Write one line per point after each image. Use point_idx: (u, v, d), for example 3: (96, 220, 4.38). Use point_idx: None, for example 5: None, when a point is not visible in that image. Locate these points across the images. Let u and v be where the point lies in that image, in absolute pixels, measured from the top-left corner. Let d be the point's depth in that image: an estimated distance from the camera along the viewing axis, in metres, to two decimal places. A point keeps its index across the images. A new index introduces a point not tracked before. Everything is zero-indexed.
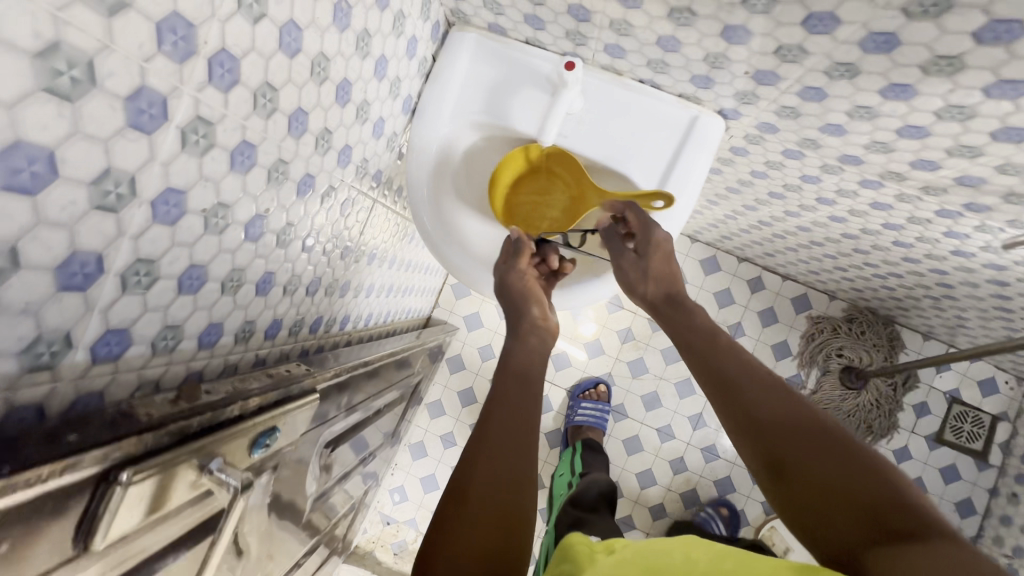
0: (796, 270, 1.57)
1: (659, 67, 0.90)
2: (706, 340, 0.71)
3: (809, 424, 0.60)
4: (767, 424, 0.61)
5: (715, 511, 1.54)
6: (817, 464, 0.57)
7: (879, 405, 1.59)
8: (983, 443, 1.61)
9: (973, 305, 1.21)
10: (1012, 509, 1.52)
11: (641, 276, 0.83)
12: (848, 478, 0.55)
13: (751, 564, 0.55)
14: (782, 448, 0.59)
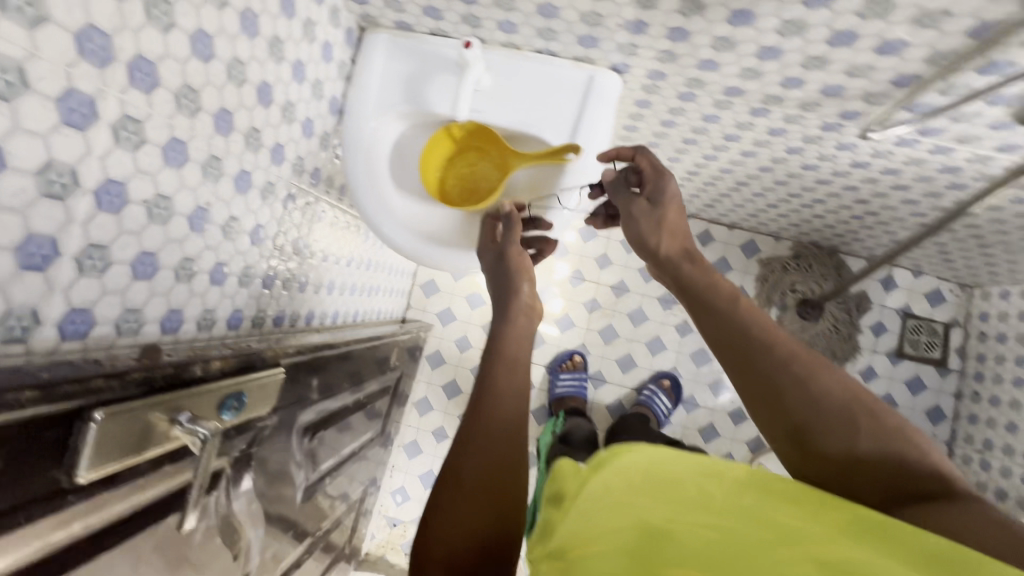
0: (739, 217, 1.65)
1: (548, 35, 0.84)
2: (726, 296, 0.66)
3: (847, 392, 0.58)
4: (807, 391, 0.58)
5: (659, 385, 1.66)
6: (859, 432, 0.56)
7: (838, 330, 1.68)
8: (941, 351, 1.70)
9: (894, 219, 1.28)
10: (976, 407, 1.61)
11: (654, 227, 0.76)
12: (886, 446, 0.55)
13: (766, 487, 0.56)
14: (817, 412, 0.57)
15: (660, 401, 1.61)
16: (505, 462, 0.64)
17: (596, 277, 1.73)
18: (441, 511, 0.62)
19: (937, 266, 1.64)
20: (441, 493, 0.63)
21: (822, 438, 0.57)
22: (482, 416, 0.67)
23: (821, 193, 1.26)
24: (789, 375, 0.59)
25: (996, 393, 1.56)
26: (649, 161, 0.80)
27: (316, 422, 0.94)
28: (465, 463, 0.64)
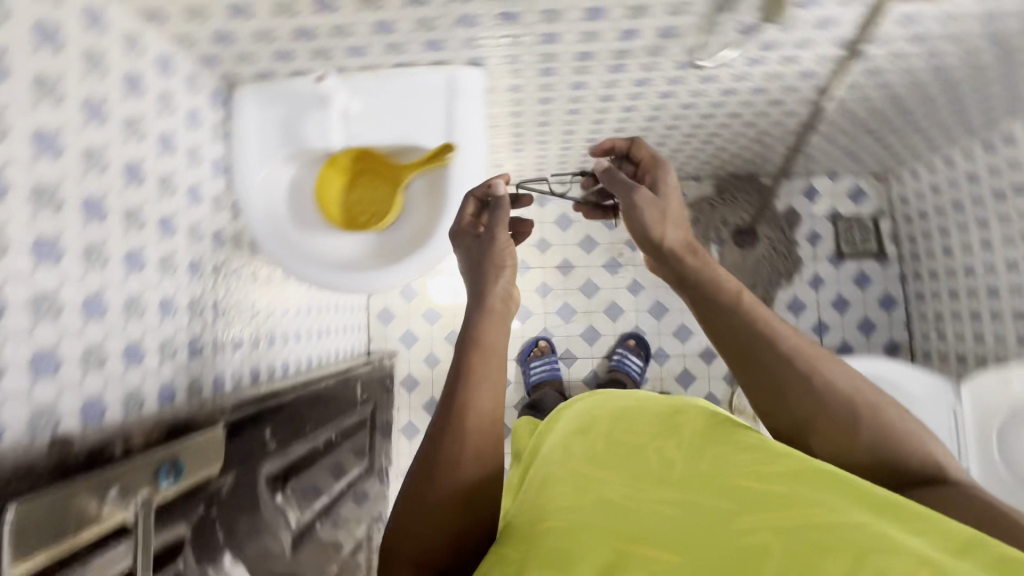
0: None
1: (397, 49, 0.88)
2: (732, 288, 0.70)
3: (849, 379, 0.63)
4: (809, 383, 0.62)
5: (625, 347, 1.73)
6: (860, 418, 0.60)
7: (777, 249, 1.76)
8: (875, 242, 1.79)
9: (785, 131, 1.35)
10: (921, 284, 1.69)
11: (659, 216, 0.79)
12: (883, 429, 0.60)
13: (731, 457, 0.62)
14: (818, 399, 0.62)
15: (631, 364, 1.68)
16: (475, 452, 0.65)
17: (540, 262, 1.76)
18: (412, 509, 0.64)
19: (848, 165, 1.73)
20: (413, 489, 0.65)
21: (820, 424, 0.61)
22: (458, 416, 0.66)
23: (712, 127, 1.33)
24: (791, 368, 0.63)
25: (933, 267, 1.65)
26: (649, 153, 0.87)
27: (286, 469, 0.95)
28: (446, 459, 0.64)
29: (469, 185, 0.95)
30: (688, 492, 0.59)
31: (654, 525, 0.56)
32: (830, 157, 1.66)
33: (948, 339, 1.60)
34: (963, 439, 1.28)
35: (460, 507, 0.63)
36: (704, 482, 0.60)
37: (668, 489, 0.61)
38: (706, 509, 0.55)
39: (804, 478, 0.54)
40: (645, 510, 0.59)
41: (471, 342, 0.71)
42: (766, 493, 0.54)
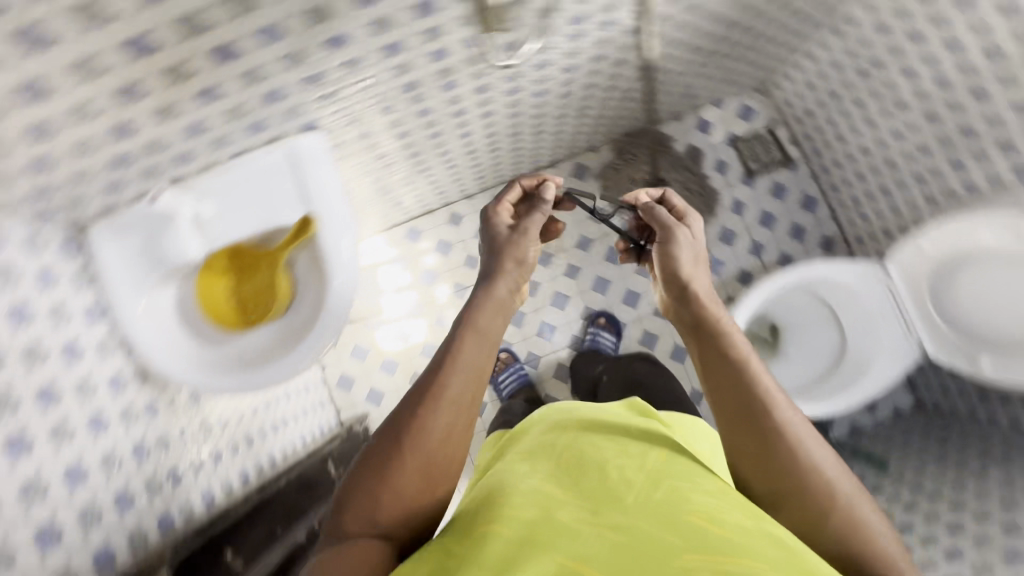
0: (549, 154, 1.71)
1: (222, 142, 0.86)
2: (739, 335, 0.82)
3: (825, 458, 0.71)
4: (790, 444, 0.72)
5: (597, 324, 1.73)
6: (824, 496, 0.69)
7: (690, 187, 1.81)
8: (779, 151, 1.83)
9: (646, 80, 1.37)
10: (833, 176, 1.73)
11: (690, 257, 0.96)
12: (847, 516, 0.68)
13: (689, 494, 0.73)
14: (792, 462, 0.71)
15: (606, 340, 1.70)
16: (447, 427, 0.78)
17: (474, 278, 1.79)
18: (379, 477, 0.76)
19: (726, 89, 1.76)
20: (381, 453, 0.77)
21: (786, 483, 0.71)
22: (435, 392, 0.79)
23: (578, 101, 1.33)
24: (776, 429, 0.73)
25: (836, 156, 1.69)
26: (687, 215, 1.05)
27: (293, 550, 0.97)
28: (424, 420, 0.78)
29: (345, 239, 0.96)
30: (644, 519, 0.69)
31: (600, 549, 0.66)
32: (705, 88, 1.69)
33: (874, 218, 1.64)
34: (907, 313, 1.28)
35: (418, 471, 0.76)
36: (659, 511, 0.70)
37: (627, 513, 0.72)
38: (656, 537, 0.66)
39: (751, 529, 0.65)
40: (602, 530, 0.69)
41: (472, 327, 0.87)
42: (712, 528, 0.65)
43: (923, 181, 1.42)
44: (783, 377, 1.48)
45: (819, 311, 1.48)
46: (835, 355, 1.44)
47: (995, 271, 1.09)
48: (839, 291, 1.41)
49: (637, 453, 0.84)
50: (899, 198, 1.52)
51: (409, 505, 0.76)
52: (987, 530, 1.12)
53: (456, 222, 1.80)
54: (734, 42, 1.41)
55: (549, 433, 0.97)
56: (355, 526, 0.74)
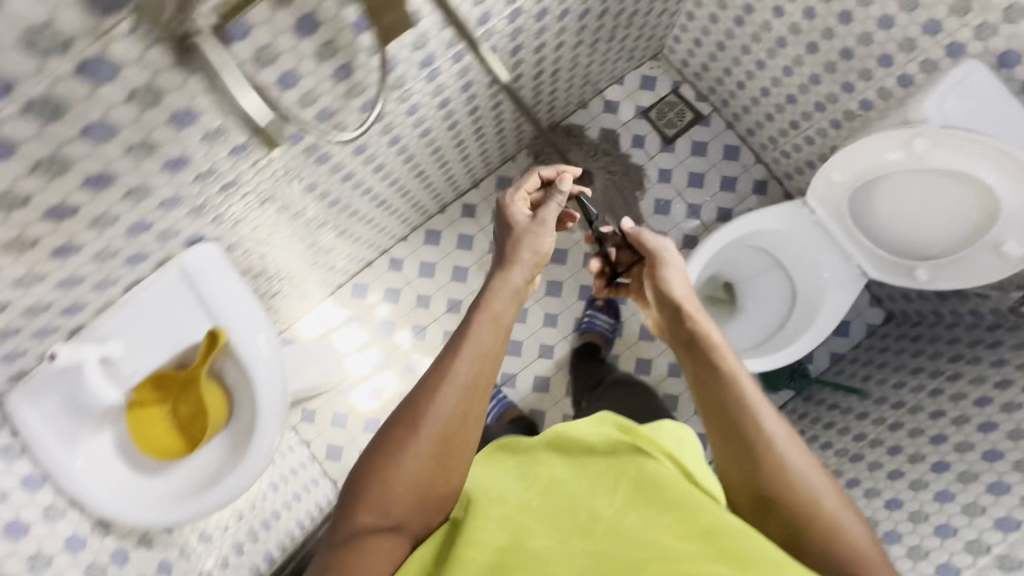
0: (466, 177, 1.71)
1: (105, 282, 0.85)
2: (729, 355, 1.03)
3: (803, 468, 0.89)
4: (774, 452, 0.90)
5: (594, 307, 1.74)
6: (802, 500, 0.86)
7: (614, 170, 1.80)
8: (690, 110, 1.82)
9: (529, 84, 1.37)
10: (745, 121, 1.74)
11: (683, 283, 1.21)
12: (824, 516, 0.85)
13: (651, 515, 0.80)
14: (775, 466, 0.89)
15: (603, 322, 1.72)
16: (465, 408, 0.89)
17: (430, 316, 1.78)
18: (395, 460, 0.84)
19: (619, 66, 1.76)
20: (399, 434, 0.86)
21: (770, 486, 0.89)
22: (453, 377, 0.90)
23: (468, 125, 1.33)
24: (763, 440, 0.92)
25: (742, 103, 1.69)
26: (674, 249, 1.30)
27: None
28: (439, 399, 0.88)
29: (259, 334, 0.96)
30: (613, 546, 0.76)
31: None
32: (597, 72, 1.69)
33: (794, 153, 1.65)
34: (835, 236, 1.27)
35: (431, 448, 0.85)
36: (628, 538, 0.77)
37: (595, 542, 0.78)
38: (630, 562, 0.72)
39: (716, 535, 0.72)
40: (572, 559, 0.75)
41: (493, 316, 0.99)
42: (705, 528, 0.74)
43: (823, 108, 1.43)
44: (745, 333, 1.46)
45: (762, 259, 1.45)
46: (789, 298, 1.41)
47: (906, 189, 1.09)
48: (772, 239, 1.36)
49: (601, 483, 0.90)
50: (808, 129, 1.53)
51: (420, 490, 0.84)
52: (968, 434, 1.12)
53: (397, 268, 1.80)
54: (604, 27, 1.41)
55: (509, 464, 1.02)
56: (368, 515, 0.81)
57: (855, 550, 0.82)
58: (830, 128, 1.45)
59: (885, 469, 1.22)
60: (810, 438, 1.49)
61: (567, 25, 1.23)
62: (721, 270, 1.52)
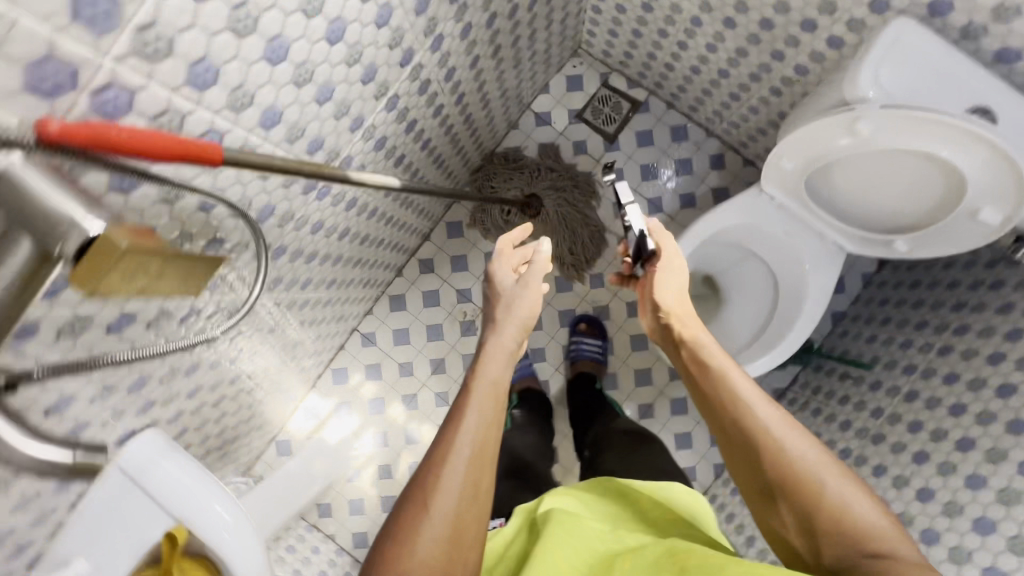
0: (412, 235, 1.64)
1: (41, 510, 0.81)
2: (715, 356, 1.03)
3: (806, 454, 0.85)
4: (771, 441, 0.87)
5: (580, 331, 1.67)
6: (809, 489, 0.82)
7: (563, 184, 1.68)
8: (624, 101, 1.71)
9: (441, 140, 1.28)
10: (684, 99, 1.63)
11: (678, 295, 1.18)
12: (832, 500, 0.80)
13: None
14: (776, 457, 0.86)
15: (592, 346, 1.65)
16: (470, 481, 0.90)
17: (417, 382, 1.73)
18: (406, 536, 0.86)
19: (539, 78, 1.65)
20: (411, 521, 0.86)
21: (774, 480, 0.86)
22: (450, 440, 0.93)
23: (389, 202, 1.26)
24: (759, 432, 0.89)
25: (676, 83, 1.58)
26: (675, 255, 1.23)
27: None
28: (448, 476, 0.89)
29: (216, 505, 0.89)
30: None
31: None
32: (517, 92, 1.58)
33: (743, 123, 1.53)
34: (797, 215, 1.19)
35: (444, 530, 0.85)
36: None
37: None
38: None
39: None
40: None
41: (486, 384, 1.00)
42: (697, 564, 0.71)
43: (759, 79, 1.31)
44: (737, 331, 1.38)
45: (735, 249, 1.36)
46: (772, 284, 1.33)
47: (862, 165, 1.00)
48: (742, 232, 1.27)
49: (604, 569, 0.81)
50: (750, 100, 1.42)
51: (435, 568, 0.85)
52: (987, 402, 1.05)
53: (372, 342, 1.74)
54: (505, 55, 1.31)
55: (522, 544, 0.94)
56: None
57: (870, 531, 0.77)
58: (771, 98, 1.34)
59: (909, 449, 1.15)
60: (827, 416, 1.43)
61: (460, 76, 1.14)
62: (697, 268, 1.43)
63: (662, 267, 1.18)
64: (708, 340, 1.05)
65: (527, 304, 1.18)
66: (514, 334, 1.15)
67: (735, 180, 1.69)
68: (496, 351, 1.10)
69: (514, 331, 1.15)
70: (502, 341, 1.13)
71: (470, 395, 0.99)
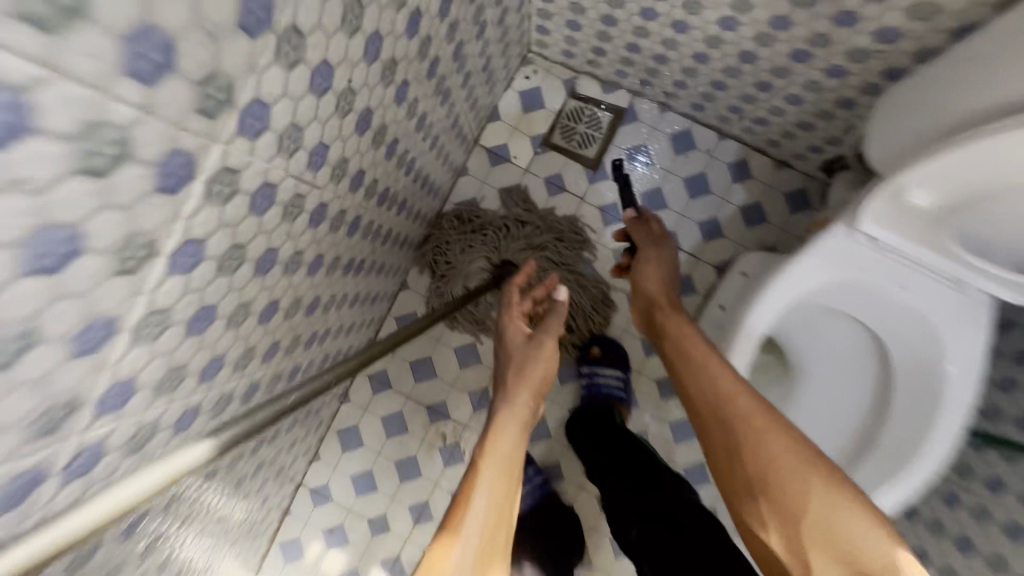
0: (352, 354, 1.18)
1: None
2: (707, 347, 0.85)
3: (793, 464, 0.69)
4: (758, 452, 0.72)
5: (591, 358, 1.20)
6: (789, 504, 0.68)
7: (543, 241, 1.21)
8: (602, 113, 1.25)
9: (349, 244, 0.81)
10: (684, 98, 1.18)
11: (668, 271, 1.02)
12: (825, 523, 0.64)
13: None
14: (755, 465, 0.72)
15: (610, 378, 1.18)
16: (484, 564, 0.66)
17: (398, 541, 1.26)
18: None
19: (483, 105, 1.18)
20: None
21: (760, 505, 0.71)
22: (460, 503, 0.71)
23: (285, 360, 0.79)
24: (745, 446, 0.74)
25: (672, 79, 1.12)
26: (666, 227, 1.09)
27: None
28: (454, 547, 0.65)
29: None
30: None
31: None
32: (458, 133, 1.12)
33: (773, 117, 1.09)
34: (920, 262, 0.78)
35: None
36: None
37: None
38: None
39: None
40: None
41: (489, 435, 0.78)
42: None
43: (806, 58, 0.86)
44: (837, 414, 0.95)
45: (812, 306, 0.94)
46: (878, 343, 0.92)
47: None
48: (834, 290, 0.84)
49: None
50: (787, 90, 0.97)
51: None
52: None
53: (327, 499, 1.27)
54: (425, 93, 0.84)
55: None
56: None
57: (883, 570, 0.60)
58: (823, 83, 0.91)
59: None
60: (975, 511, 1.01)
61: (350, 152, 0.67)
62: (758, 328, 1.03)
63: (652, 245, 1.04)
64: (700, 341, 0.84)
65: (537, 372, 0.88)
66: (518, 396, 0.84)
67: (768, 190, 1.23)
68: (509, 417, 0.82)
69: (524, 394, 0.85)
70: (518, 405, 0.83)
71: (481, 467, 0.74)
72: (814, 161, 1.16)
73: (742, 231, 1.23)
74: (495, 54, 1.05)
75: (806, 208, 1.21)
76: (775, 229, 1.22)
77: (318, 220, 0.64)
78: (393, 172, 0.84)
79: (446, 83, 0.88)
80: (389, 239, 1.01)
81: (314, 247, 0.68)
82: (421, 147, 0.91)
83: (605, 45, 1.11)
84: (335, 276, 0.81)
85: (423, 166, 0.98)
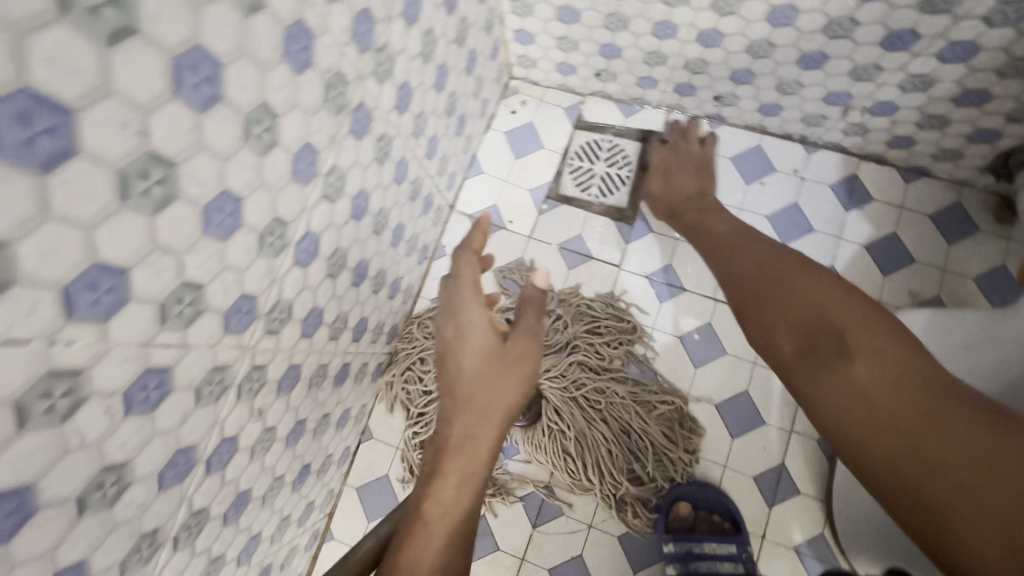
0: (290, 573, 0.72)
1: None
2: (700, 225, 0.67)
3: (762, 285, 0.54)
4: (744, 281, 0.56)
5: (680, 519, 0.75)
6: (767, 327, 0.53)
7: (574, 341, 0.78)
8: (624, 145, 0.86)
9: (184, 428, 0.39)
10: (748, 104, 0.79)
11: (687, 177, 0.75)
12: (801, 330, 0.50)
13: None
14: (733, 287, 0.57)
15: (721, 563, 0.73)
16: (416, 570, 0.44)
17: None
18: None
19: (457, 152, 0.80)
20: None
21: (754, 339, 0.55)
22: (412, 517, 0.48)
23: None
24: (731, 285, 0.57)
25: (727, 70, 0.74)
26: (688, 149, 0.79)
27: None
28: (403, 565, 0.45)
29: None
30: None
31: None
32: (422, 193, 0.72)
33: (907, 97, 0.69)
34: None
35: None
36: None
37: None
38: None
39: None
40: None
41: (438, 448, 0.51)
42: None
43: None
44: None
45: None
46: None
47: None
48: None
49: None
50: (909, 70, 0.65)
51: None
52: None
53: None
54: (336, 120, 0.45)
55: None
56: None
57: (862, 348, 0.46)
58: (981, 44, 0.60)
59: None
60: None
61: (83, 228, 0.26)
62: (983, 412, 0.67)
63: (672, 159, 0.78)
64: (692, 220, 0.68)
65: (504, 395, 0.52)
66: (465, 415, 0.51)
67: (904, 214, 0.80)
68: (467, 440, 0.50)
69: (494, 412, 0.51)
70: (462, 398, 0.52)
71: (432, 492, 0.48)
72: (974, 161, 0.75)
73: (881, 281, 0.79)
74: (454, 68, 0.67)
75: (972, 234, 0.78)
76: (932, 272, 0.78)
77: (59, 411, 0.28)
78: (260, 268, 0.41)
79: (356, 98, 0.47)
80: (301, 387, 0.55)
81: (17, 474, 0.28)
82: (329, 219, 0.49)
83: (620, 39, 0.75)
84: (191, 485, 0.42)
85: (349, 251, 0.55)
